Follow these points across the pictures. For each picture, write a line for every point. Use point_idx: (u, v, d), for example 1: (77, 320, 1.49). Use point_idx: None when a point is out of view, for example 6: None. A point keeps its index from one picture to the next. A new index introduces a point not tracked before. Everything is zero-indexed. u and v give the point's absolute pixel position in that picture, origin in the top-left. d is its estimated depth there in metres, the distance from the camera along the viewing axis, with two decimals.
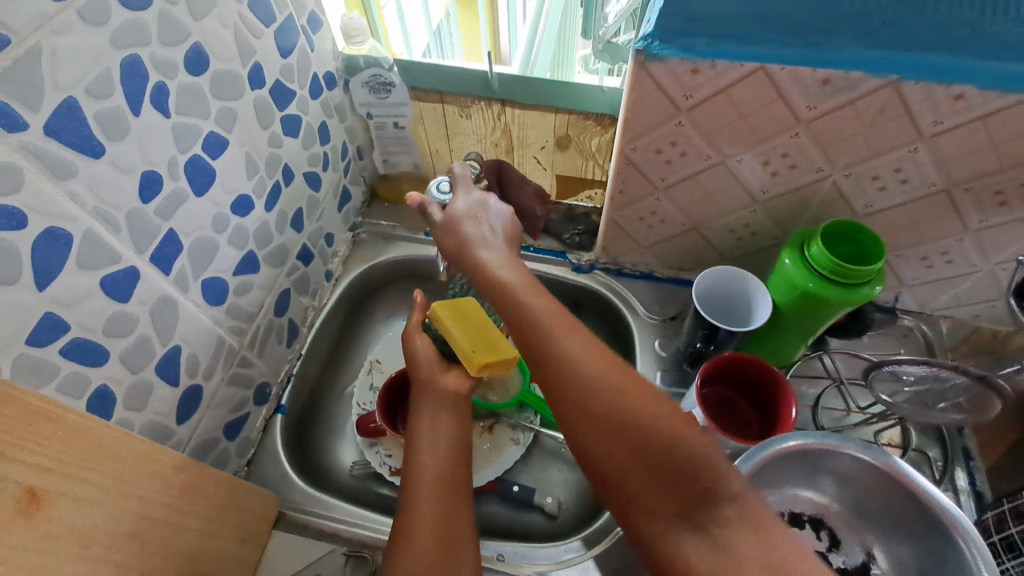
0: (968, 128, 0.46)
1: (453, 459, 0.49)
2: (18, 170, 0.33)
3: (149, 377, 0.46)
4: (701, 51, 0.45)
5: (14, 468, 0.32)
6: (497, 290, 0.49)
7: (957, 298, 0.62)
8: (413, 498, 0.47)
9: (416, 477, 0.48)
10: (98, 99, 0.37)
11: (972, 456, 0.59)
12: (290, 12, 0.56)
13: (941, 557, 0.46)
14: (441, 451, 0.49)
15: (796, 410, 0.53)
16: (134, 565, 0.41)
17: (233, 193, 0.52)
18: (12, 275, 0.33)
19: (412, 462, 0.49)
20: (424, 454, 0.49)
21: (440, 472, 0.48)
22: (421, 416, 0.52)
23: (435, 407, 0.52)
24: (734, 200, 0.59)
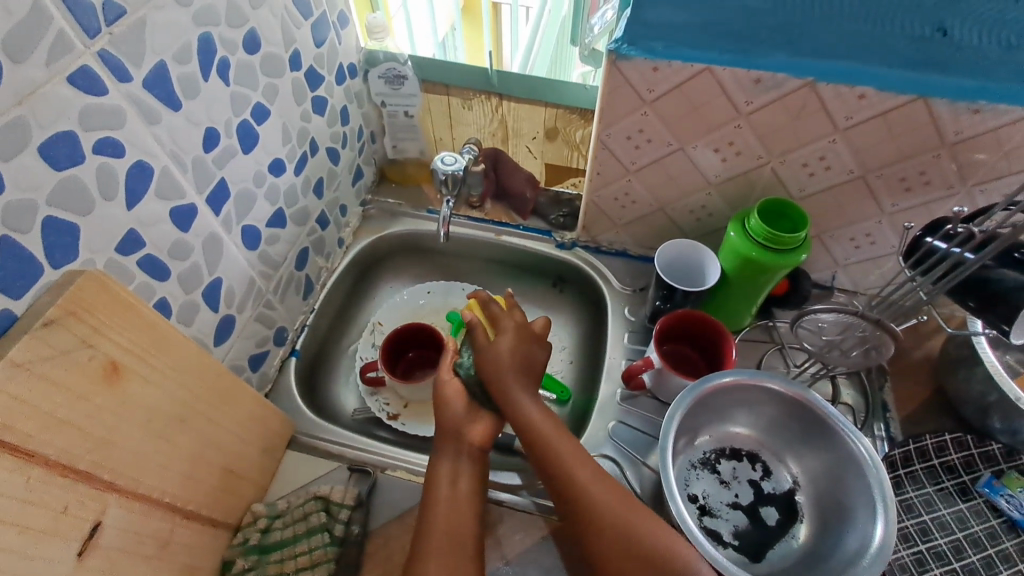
0: (873, 123, 0.57)
1: (469, 504, 0.54)
2: (123, 113, 0.43)
3: (197, 299, 0.55)
4: (659, 52, 0.56)
5: (105, 342, 0.41)
6: (510, 374, 0.60)
7: (883, 276, 0.73)
8: (426, 538, 0.51)
9: (435, 493, 0.54)
10: (181, 65, 0.47)
11: (888, 408, 0.69)
12: (324, 10, 0.67)
13: (845, 465, 0.56)
14: (457, 499, 0.54)
15: (734, 352, 0.63)
16: (182, 447, 0.49)
17: (271, 155, 0.62)
18: (111, 194, 0.43)
19: (434, 482, 0.56)
20: (441, 497, 0.54)
21: (453, 517, 0.52)
22: (444, 443, 0.59)
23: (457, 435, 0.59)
24: (692, 182, 0.69)
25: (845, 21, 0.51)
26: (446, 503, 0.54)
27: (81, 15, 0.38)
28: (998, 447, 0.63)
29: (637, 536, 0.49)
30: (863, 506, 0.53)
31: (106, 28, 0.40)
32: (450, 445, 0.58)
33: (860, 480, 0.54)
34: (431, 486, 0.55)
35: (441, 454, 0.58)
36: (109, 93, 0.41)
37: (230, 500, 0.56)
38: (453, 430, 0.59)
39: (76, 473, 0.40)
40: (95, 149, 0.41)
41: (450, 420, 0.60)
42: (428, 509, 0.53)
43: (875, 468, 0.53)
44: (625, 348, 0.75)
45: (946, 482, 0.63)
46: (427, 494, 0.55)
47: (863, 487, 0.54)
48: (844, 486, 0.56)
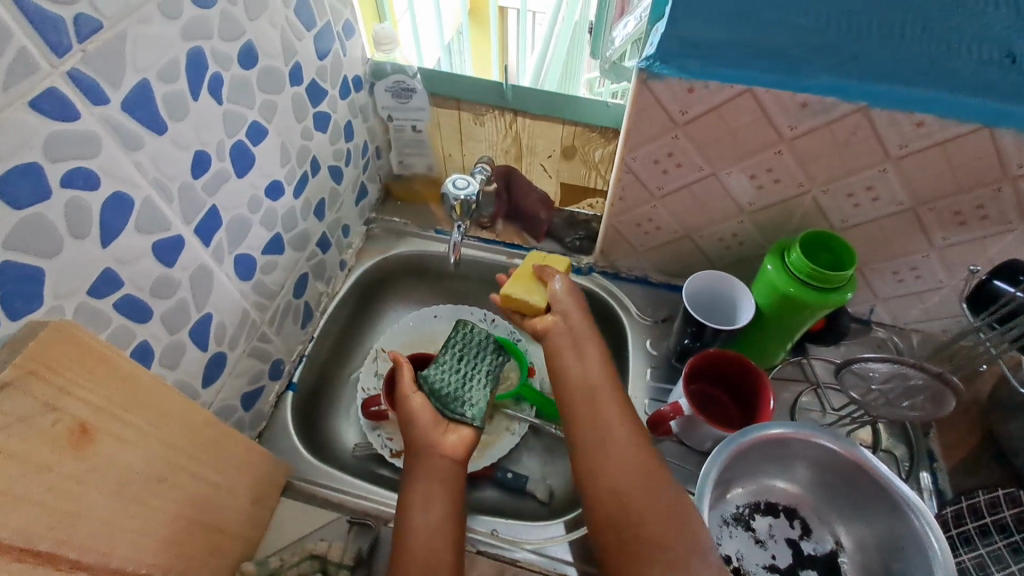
0: (930, 152, 0.52)
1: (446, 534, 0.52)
2: (98, 139, 0.38)
3: (184, 338, 0.50)
4: (694, 71, 0.51)
5: (72, 403, 0.36)
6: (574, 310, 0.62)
7: (926, 311, 0.68)
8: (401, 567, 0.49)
9: (406, 543, 0.51)
10: (167, 83, 0.42)
11: (935, 457, 0.64)
12: (328, 19, 0.62)
13: (900, 536, 0.51)
14: (434, 527, 0.52)
15: (772, 400, 0.57)
16: (161, 509, 0.44)
17: (268, 177, 0.57)
18: (84, 230, 0.38)
19: (404, 530, 0.52)
20: (416, 540, 0.51)
21: (432, 545, 0.50)
22: (415, 485, 0.55)
23: (429, 474, 0.55)
24: (724, 209, 0.64)
25: (895, 49, 0.47)
26: (422, 530, 0.51)
27: (48, 29, 0.33)
28: None
29: (655, 478, 0.49)
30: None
31: (78, 45, 0.35)
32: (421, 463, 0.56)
33: (917, 554, 0.49)
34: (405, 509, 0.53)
35: (411, 475, 0.56)
36: (80, 117, 0.36)
37: (216, 561, 0.51)
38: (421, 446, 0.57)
39: (35, 556, 0.34)
40: (63, 181, 0.36)
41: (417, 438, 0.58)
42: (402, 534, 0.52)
43: (934, 542, 0.47)
44: (648, 386, 0.70)
45: (998, 542, 0.55)
46: (401, 518, 0.53)
47: (921, 562, 0.48)
48: (896, 556, 0.51)
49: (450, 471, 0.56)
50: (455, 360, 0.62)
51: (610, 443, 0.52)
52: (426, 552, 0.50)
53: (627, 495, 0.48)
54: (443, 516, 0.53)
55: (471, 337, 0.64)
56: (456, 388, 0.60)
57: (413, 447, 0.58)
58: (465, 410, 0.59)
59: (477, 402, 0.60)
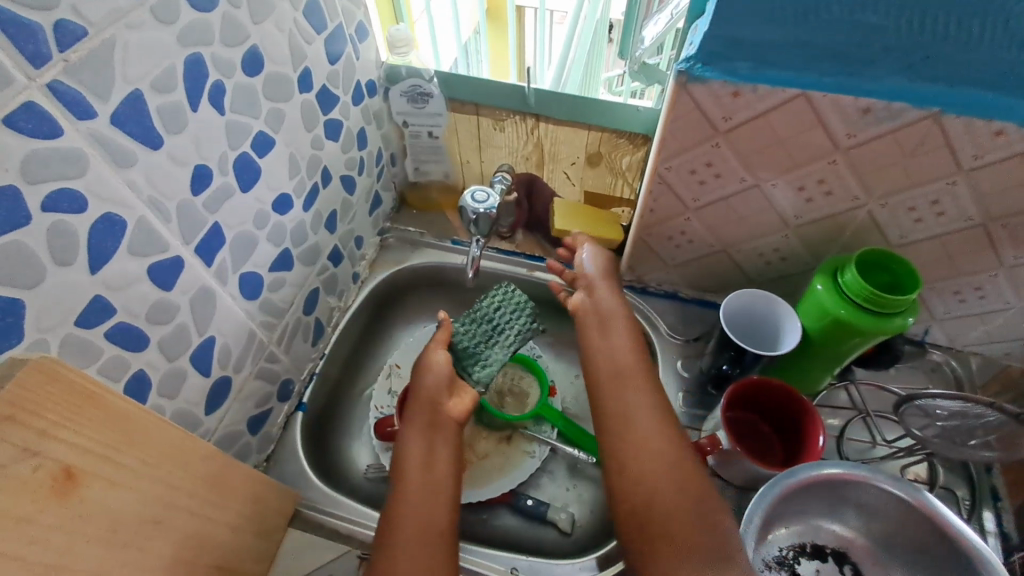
0: (1007, 164, 0.46)
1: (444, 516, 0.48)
2: (84, 157, 0.34)
3: (184, 365, 0.46)
4: (742, 74, 0.46)
5: (55, 447, 0.33)
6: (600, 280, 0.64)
7: (989, 334, 0.61)
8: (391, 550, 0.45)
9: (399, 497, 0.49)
10: (162, 94, 0.39)
11: (999, 496, 0.56)
12: (340, 21, 0.58)
13: None
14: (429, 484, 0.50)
15: (822, 438, 0.52)
16: (156, 553, 0.41)
17: (275, 191, 0.54)
18: (69, 257, 0.35)
19: (399, 483, 0.50)
20: (411, 496, 0.49)
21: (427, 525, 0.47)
22: (414, 438, 0.53)
23: (433, 429, 0.54)
24: (766, 223, 0.59)
25: (971, 55, 0.41)
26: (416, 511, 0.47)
27: (23, 38, 0.30)
28: None
29: (671, 429, 0.51)
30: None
31: (59, 54, 0.32)
32: (422, 433, 0.53)
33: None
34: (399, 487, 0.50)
35: (408, 447, 0.52)
36: (64, 133, 0.33)
37: None
38: (427, 412, 0.55)
39: None
40: (46, 205, 0.33)
41: (424, 405, 0.55)
42: (392, 515, 0.47)
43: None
44: (679, 412, 0.65)
45: None
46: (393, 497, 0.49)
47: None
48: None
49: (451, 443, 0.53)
50: (487, 313, 0.60)
51: (620, 372, 0.56)
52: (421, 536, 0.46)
53: (631, 425, 0.51)
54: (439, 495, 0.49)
55: (508, 296, 0.61)
56: (478, 344, 0.59)
57: (414, 417, 0.54)
58: (475, 371, 0.58)
59: (490, 364, 0.58)
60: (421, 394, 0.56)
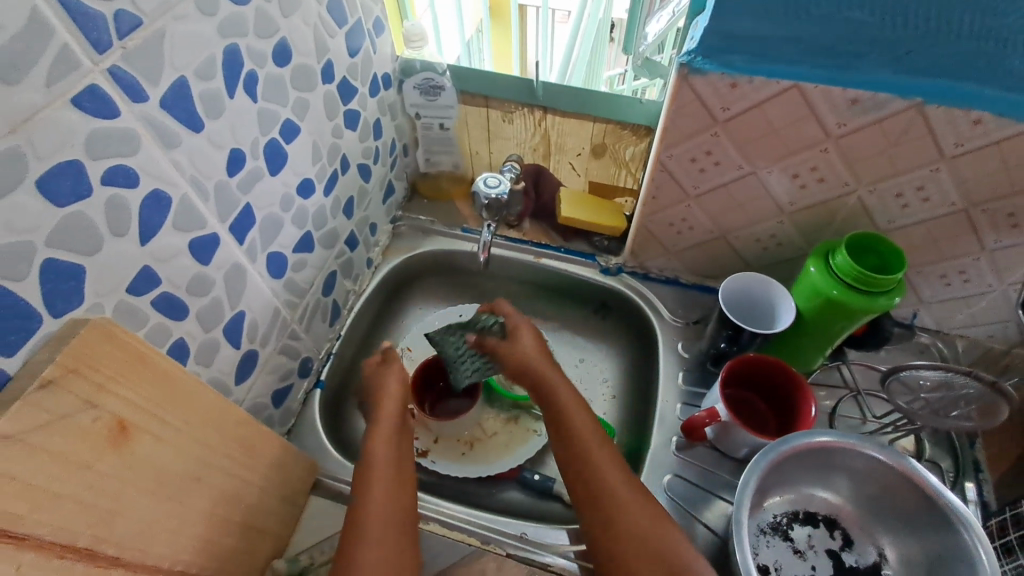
0: (987, 152, 0.49)
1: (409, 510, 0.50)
2: (137, 137, 0.38)
3: (218, 336, 0.50)
4: (739, 67, 0.49)
5: (111, 400, 0.36)
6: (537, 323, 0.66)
7: (973, 317, 0.64)
8: (361, 534, 0.46)
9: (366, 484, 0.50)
10: (203, 81, 0.42)
11: (981, 469, 0.60)
12: (359, 16, 0.62)
13: (949, 553, 0.49)
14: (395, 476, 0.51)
15: (813, 407, 0.55)
16: (195, 507, 0.44)
17: (300, 176, 0.57)
18: (123, 228, 0.38)
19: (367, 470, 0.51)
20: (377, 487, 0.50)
21: (397, 514, 0.48)
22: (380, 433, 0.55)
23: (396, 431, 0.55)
24: (763, 209, 0.62)
25: (951, 46, 0.44)
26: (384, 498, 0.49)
27: (88, 27, 0.33)
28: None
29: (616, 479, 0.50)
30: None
31: (118, 42, 0.35)
32: (388, 430, 0.55)
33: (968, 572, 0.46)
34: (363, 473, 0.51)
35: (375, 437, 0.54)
36: (121, 115, 0.36)
37: (248, 558, 0.51)
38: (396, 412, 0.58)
39: (76, 553, 0.34)
40: (104, 178, 0.36)
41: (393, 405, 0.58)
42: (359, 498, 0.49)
43: (986, 560, 0.45)
44: (680, 390, 0.68)
45: None
46: (360, 481, 0.50)
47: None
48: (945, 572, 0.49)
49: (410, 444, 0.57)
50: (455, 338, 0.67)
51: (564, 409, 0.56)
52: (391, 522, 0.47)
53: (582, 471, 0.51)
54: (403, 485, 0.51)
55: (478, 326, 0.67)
56: None
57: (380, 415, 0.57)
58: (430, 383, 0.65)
59: None
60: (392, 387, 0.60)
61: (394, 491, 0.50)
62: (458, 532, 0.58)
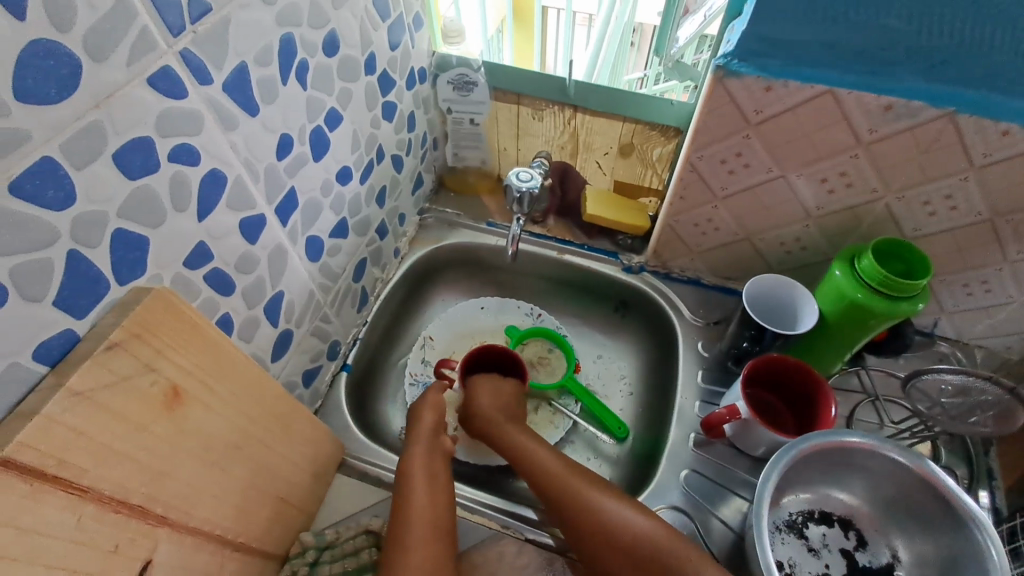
0: (1017, 162, 0.50)
1: (446, 514, 0.51)
2: (199, 118, 0.40)
3: (259, 314, 0.52)
4: (773, 70, 0.50)
5: (168, 366, 0.38)
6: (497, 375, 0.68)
7: (995, 328, 0.65)
8: (404, 544, 0.48)
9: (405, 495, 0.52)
10: (260, 67, 0.44)
11: (995, 476, 0.60)
12: (401, 11, 0.63)
13: (964, 554, 0.49)
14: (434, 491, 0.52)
15: (834, 408, 0.56)
16: (235, 476, 0.46)
17: (340, 163, 0.59)
18: (183, 204, 0.41)
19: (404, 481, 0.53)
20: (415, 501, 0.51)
21: (433, 521, 0.50)
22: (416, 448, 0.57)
23: (432, 447, 0.57)
24: (789, 212, 0.63)
25: (987, 60, 0.45)
26: (424, 507, 0.51)
27: (167, 11, 0.35)
28: None
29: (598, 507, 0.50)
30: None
31: (189, 26, 0.37)
32: (426, 438, 0.58)
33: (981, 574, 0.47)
34: (404, 482, 0.53)
35: (412, 450, 0.56)
36: (187, 96, 0.38)
37: (279, 530, 0.52)
38: (430, 431, 0.59)
39: (129, 509, 0.36)
40: (170, 156, 0.39)
41: (427, 424, 0.60)
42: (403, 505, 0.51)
43: (998, 559, 0.46)
44: (698, 388, 0.69)
45: None
46: (402, 486, 0.53)
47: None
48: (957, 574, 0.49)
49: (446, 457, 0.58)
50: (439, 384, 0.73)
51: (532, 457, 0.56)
52: (430, 529, 0.49)
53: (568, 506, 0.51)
54: (439, 493, 0.53)
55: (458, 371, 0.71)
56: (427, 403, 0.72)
57: (417, 430, 0.59)
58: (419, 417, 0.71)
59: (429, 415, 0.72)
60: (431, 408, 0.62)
61: (432, 496, 0.52)
62: (479, 515, 0.59)
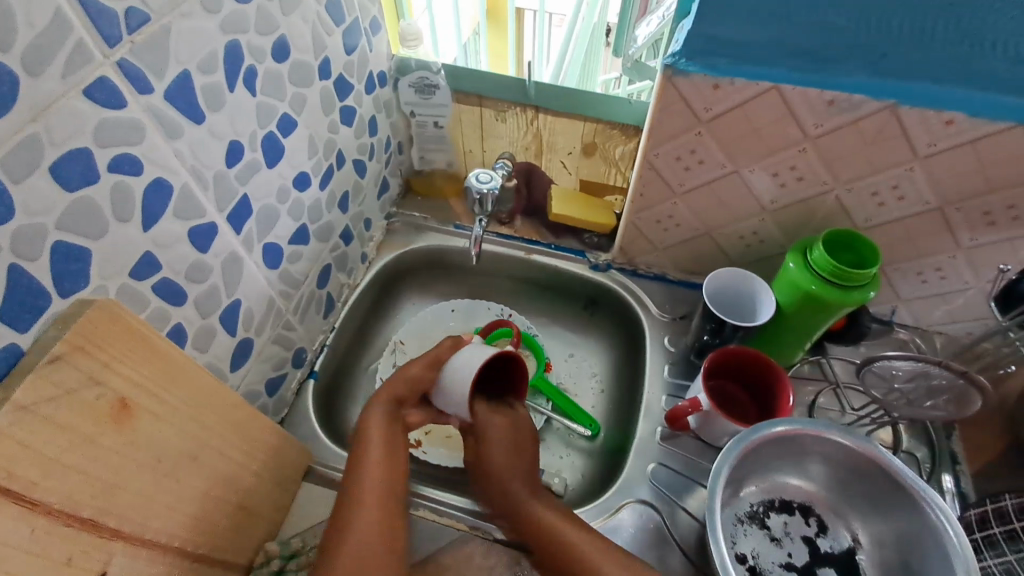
0: (959, 151, 0.51)
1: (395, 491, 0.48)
2: (142, 127, 0.40)
3: (214, 323, 0.51)
4: (722, 69, 0.51)
5: (115, 378, 0.38)
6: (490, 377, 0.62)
7: (950, 314, 0.66)
8: (350, 517, 0.45)
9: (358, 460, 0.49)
10: (205, 74, 0.44)
11: (958, 460, 0.61)
12: (357, 16, 0.63)
13: (918, 534, 0.50)
14: (390, 465, 0.50)
15: (791, 397, 0.57)
16: (192, 486, 0.45)
17: (296, 169, 0.59)
18: (127, 214, 0.40)
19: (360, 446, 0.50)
20: (366, 474, 0.48)
21: (383, 500, 0.47)
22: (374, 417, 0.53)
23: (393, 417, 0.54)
24: (745, 207, 0.64)
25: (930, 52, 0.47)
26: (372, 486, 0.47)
27: (103, 22, 0.35)
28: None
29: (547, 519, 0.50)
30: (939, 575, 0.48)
31: (128, 36, 0.37)
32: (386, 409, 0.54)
33: (936, 548, 0.49)
34: (356, 457, 0.49)
35: (367, 418, 0.53)
36: (128, 105, 0.38)
37: (242, 540, 0.52)
38: (390, 402, 0.55)
39: (80, 523, 0.36)
40: (111, 166, 0.38)
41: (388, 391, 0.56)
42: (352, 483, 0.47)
43: (954, 538, 0.47)
44: (665, 382, 0.70)
45: (1008, 554, 0.52)
46: (353, 457, 0.50)
47: (939, 554, 0.48)
48: (913, 551, 0.51)
49: (403, 429, 0.55)
50: None
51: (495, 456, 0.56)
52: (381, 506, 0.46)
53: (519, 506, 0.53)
54: (393, 472, 0.49)
55: None
56: None
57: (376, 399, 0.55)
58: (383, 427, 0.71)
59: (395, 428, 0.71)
60: (403, 379, 0.57)
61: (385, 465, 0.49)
62: (449, 518, 0.59)
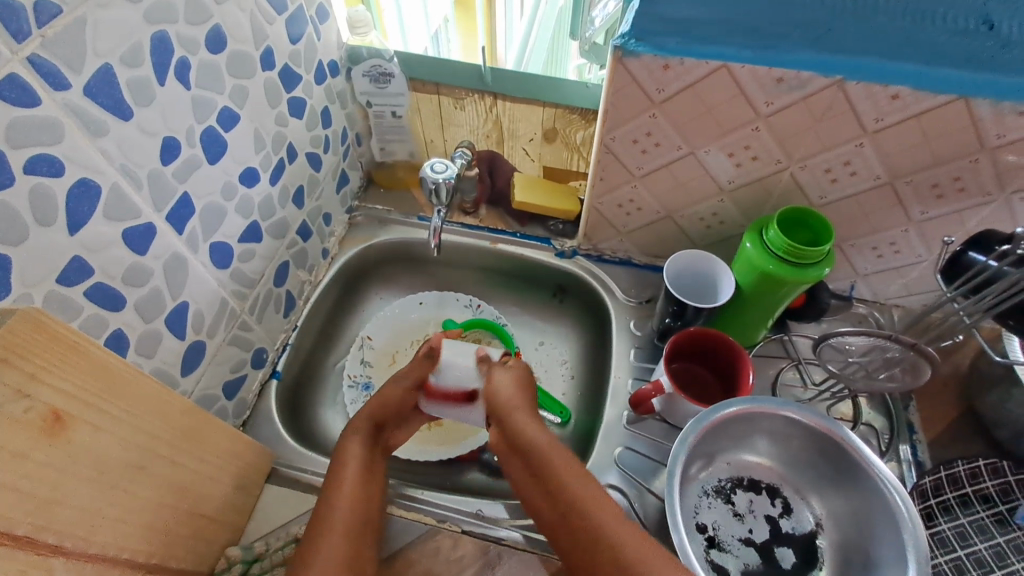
0: (906, 125, 0.51)
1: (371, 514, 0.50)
2: (59, 125, 0.38)
3: (159, 327, 0.50)
4: (671, 49, 0.50)
5: (42, 389, 0.35)
6: (514, 403, 0.52)
7: (906, 287, 0.68)
8: (325, 528, 0.46)
9: (336, 471, 0.51)
10: (130, 67, 0.42)
11: (915, 429, 0.63)
12: (301, 3, 0.61)
13: (878, 521, 0.51)
14: (367, 483, 0.51)
15: (751, 376, 0.58)
16: (140, 497, 0.44)
17: (241, 164, 0.57)
18: (49, 217, 0.38)
19: (338, 458, 0.52)
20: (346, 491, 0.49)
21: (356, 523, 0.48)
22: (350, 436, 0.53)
23: (365, 439, 0.54)
24: (703, 188, 0.64)
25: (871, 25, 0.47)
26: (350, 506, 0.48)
27: (7, 16, 0.33)
28: (985, 463, 0.56)
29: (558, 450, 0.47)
30: (893, 561, 0.48)
31: (38, 31, 0.35)
32: (365, 426, 0.55)
33: (893, 536, 0.49)
34: (337, 470, 0.51)
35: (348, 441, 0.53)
36: (42, 103, 0.36)
37: (200, 547, 0.51)
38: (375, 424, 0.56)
39: (15, 539, 0.33)
40: (26, 169, 0.36)
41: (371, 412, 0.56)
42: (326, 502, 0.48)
43: (910, 523, 0.48)
44: (631, 366, 0.70)
45: (962, 518, 0.55)
46: (333, 469, 0.51)
47: (896, 542, 0.49)
48: (868, 536, 0.52)
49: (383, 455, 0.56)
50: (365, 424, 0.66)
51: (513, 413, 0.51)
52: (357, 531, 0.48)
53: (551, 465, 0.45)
54: (369, 490, 0.51)
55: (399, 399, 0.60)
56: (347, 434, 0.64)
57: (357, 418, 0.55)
58: None
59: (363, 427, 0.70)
60: None
61: (364, 480, 0.51)
62: (416, 512, 0.58)
